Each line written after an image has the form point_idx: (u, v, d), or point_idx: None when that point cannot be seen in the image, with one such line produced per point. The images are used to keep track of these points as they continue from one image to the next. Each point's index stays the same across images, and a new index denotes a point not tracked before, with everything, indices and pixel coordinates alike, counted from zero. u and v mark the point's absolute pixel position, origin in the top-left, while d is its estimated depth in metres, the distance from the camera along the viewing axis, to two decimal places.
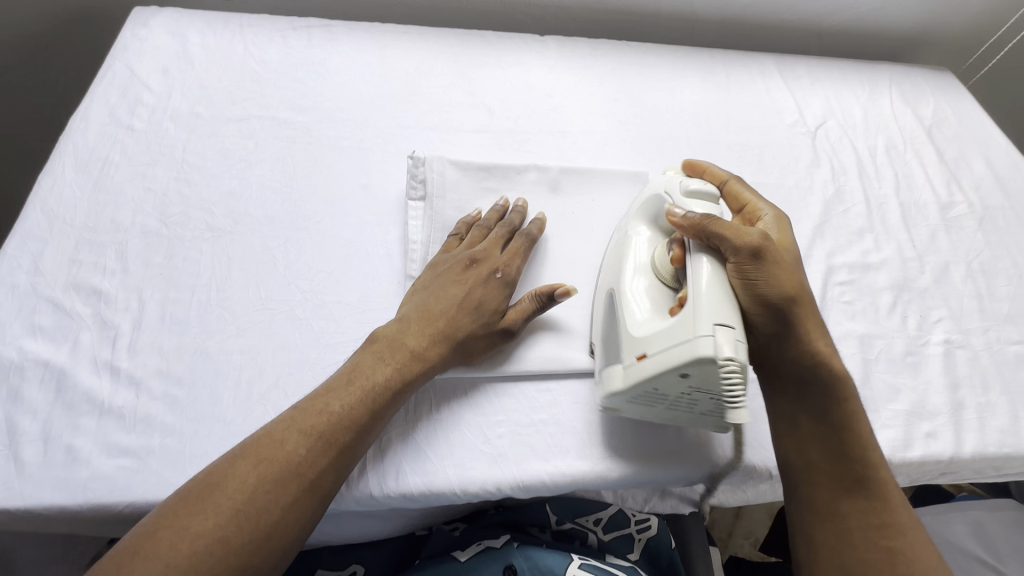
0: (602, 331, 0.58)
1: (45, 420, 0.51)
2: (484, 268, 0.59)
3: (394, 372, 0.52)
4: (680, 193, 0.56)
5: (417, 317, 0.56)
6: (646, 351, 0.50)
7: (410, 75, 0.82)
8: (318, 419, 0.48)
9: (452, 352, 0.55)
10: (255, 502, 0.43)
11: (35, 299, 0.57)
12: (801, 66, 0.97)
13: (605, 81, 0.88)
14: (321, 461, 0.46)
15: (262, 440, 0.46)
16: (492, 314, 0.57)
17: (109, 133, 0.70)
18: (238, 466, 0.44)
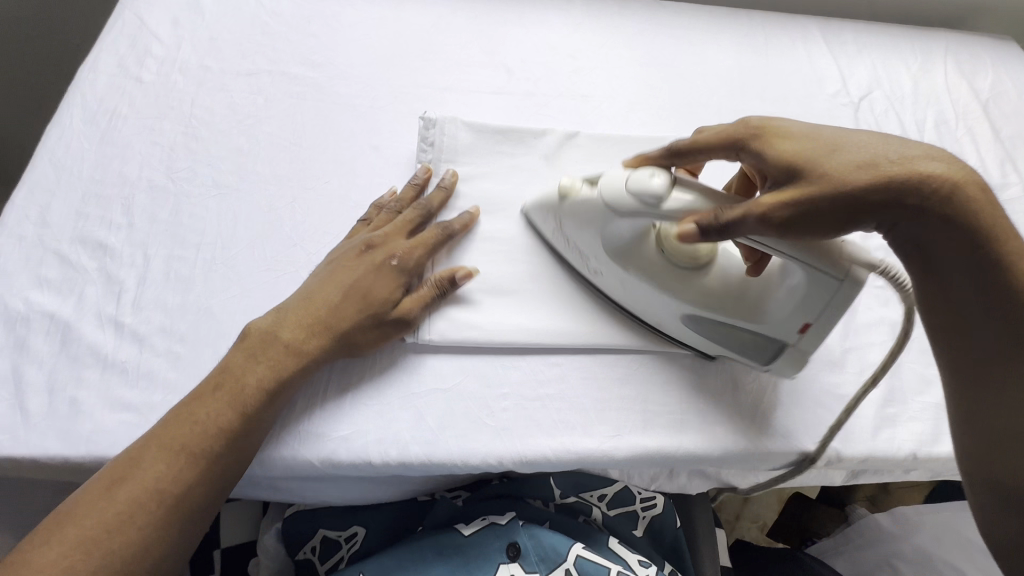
0: (706, 343, 0.56)
1: (50, 372, 0.51)
2: (379, 254, 0.56)
3: (267, 371, 0.50)
4: (653, 208, 0.48)
5: (297, 308, 0.53)
6: (807, 322, 0.50)
7: (427, 32, 0.78)
8: (179, 431, 0.46)
9: (337, 343, 0.52)
10: (118, 526, 0.43)
11: (42, 251, 0.57)
12: (847, 32, 0.90)
13: (634, 43, 0.83)
14: (184, 476, 0.45)
15: (121, 461, 0.45)
16: (382, 302, 0.54)
17: (117, 85, 0.68)
18: (88, 490, 0.44)
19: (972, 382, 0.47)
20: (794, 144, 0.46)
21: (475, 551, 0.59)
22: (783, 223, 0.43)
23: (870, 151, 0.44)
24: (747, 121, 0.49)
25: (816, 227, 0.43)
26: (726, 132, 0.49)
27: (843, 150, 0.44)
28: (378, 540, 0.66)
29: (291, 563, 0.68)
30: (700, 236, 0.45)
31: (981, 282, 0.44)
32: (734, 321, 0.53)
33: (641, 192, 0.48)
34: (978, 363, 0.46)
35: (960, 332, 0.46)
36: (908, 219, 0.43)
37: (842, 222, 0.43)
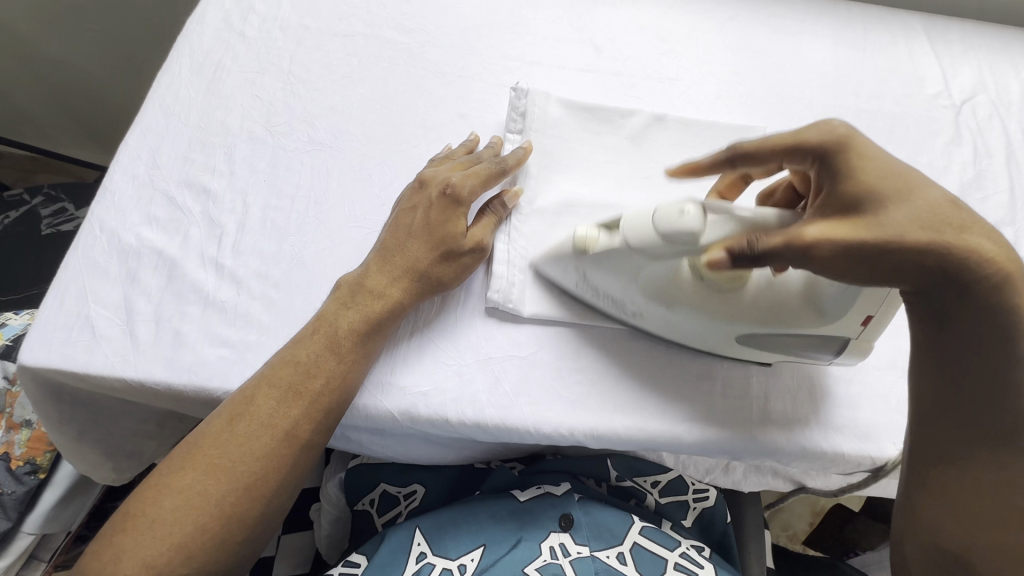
0: (782, 351, 0.53)
1: (158, 304, 0.54)
2: (432, 189, 0.57)
3: (359, 315, 0.52)
4: (691, 241, 0.47)
5: (376, 259, 0.55)
6: (868, 313, 0.48)
7: (518, 6, 0.78)
8: (290, 371, 0.49)
9: (417, 284, 0.54)
10: (244, 457, 0.46)
11: (152, 191, 0.60)
12: (954, 30, 0.85)
13: (725, 29, 0.81)
14: (294, 412, 0.48)
15: (236, 400, 0.48)
16: (456, 233, 0.56)
17: (222, 38, 0.70)
18: (211, 426, 0.47)
19: (948, 452, 0.48)
20: (870, 180, 0.43)
21: (530, 517, 0.60)
22: (821, 261, 0.42)
23: (935, 209, 0.42)
24: (834, 129, 0.46)
25: (860, 277, 0.43)
26: (800, 138, 0.47)
27: (910, 201, 0.42)
28: (434, 501, 0.67)
29: (351, 513, 0.72)
30: (729, 265, 0.44)
31: (989, 368, 0.44)
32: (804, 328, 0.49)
33: (675, 234, 0.46)
34: (962, 440, 0.47)
35: (951, 403, 0.47)
36: (942, 284, 0.43)
37: (884, 275, 0.42)
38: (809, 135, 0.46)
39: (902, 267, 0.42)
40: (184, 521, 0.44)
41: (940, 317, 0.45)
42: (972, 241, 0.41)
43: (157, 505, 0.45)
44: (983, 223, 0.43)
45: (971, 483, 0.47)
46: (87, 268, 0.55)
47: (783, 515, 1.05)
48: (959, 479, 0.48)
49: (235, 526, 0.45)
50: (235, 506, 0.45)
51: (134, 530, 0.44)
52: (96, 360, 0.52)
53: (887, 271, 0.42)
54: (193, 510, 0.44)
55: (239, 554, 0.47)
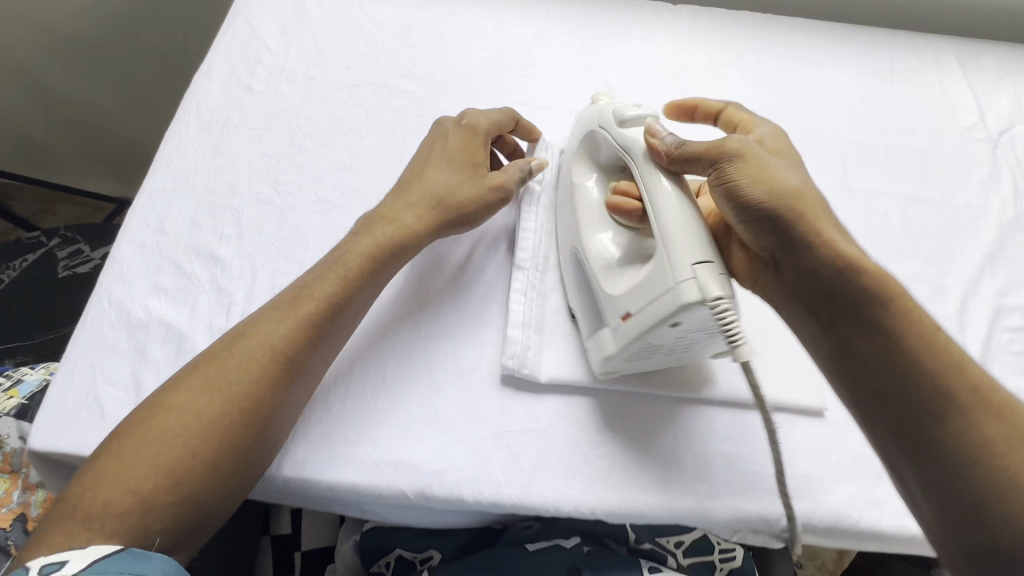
0: (590, 315, 0.55)
1: (166, 380, 0.53)
2: (449, 129, 0.61)
3: (370, 250, 0.54)
4: (622, 126, 0.54)
5: (397, 195, 0.58)
6: (630, 310, 0.49)
7: (528, 47, 0.77)
8: (303, 301, 0.50)
9: (431, 209, 0.57)
10: (240, 377, 0.47)
11: (161, 260, 0.59)
12: (987, 55, 0.81)
13: (744, 62, 0.78)
14: (298, 336, 0.49)
15: (245, 326, 0.50)
16: (475, 165, 0.59)
17: (230, 93, 0.69)
18: (215, 353, 0.48)
19: (902, 435, 0.45)
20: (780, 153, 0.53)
21: None
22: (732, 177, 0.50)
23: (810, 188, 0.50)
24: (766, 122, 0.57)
25: (689, 207, 0.48)
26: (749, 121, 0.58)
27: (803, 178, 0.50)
28: None
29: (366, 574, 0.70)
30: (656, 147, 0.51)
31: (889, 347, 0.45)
32: (602, 283, 0.53)
33: (617, 108, 0.56)
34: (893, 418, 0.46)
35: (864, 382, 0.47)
36: (795, 242, 0.48)
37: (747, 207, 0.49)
38: (756, 129, 0.57)
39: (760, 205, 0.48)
40: (174, 439, 0.44)
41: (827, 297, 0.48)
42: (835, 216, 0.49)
43: (151, 426, 0.44)
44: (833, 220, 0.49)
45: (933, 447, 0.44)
46: (95, 344, 0.54)
47: None
48: (926, 453, 0.44)
49: (227, 448, 0.45)
50: (229, 425, 0.45)
51: (123, 450, 0.43)
52: (104, 443, 0.50)
53: (749, 203, 0.49)
54: (189, 430, 0.44)
55: (230, 488, 0.45)
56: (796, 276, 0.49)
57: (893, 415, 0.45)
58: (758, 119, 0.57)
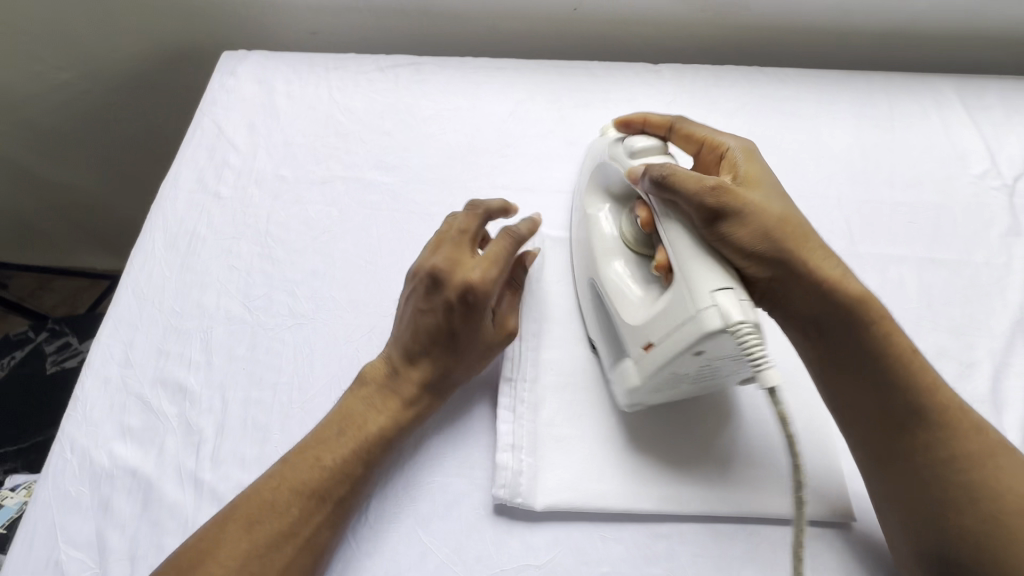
0: (610, 335, 0.55)
1: (133, 537, 0.49)
2: (449, 291, 0.51)
3: (388, 419, 0.51)
4: (627, 160, 0.55)
5: (403, 361, 0.53)
6: (652, 340, 0.48)
7: (505, 124, 0.73)
8: (311, 474, 0.47)
9: (445, 381, 0.53)
10: (264, 567, 0.43)
11: (127, 396, 0.55)
12: (992, 92, 0.77)
13: (734, 121, 0.74)
14: (319, 515, 0.46)
15: (260, 489, 0.46)
16: (484, 336, 0.53)
17: (197, 202, 0.67)
18: (228, 530, 0.44)
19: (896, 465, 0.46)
20: (760, 191, 0.51)
21: None
22: (725, 225, 0.47)
23: (793, 221, 0.50)
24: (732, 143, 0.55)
25: (714, 256, 0.46)
26: (716, 148, 0.56)
27: (785, 226, 0.48)
28: None
29: None
30: (648, 181, 0.50)
31: (886, 390, 0.47)
32: (621, 306, 0.53)
33: (624, 146, 0.57)
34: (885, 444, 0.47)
35: (871, 417, 0.47)
36: (798, 278, 0.48)
37: (736, 250, 0.46)
38: (724, 141, 0.55)
39: (756, 247, 0.47)
40: None
41: (821, 332, 0.49)
42: (816, 254, 0.48)
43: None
44: (828, 252, 0.49)
45: (933, 495, 0.44)
46: (57, 501, 0.50)
47: None
48: (914, 497, 0.45)
49: None
50: None
51: None
52: None
53: (744, 244, 0.46)
54: None
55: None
56: (796, 314, 0.50)
57: (886, 459, 0.47)
58: (720, 135, 0.56)
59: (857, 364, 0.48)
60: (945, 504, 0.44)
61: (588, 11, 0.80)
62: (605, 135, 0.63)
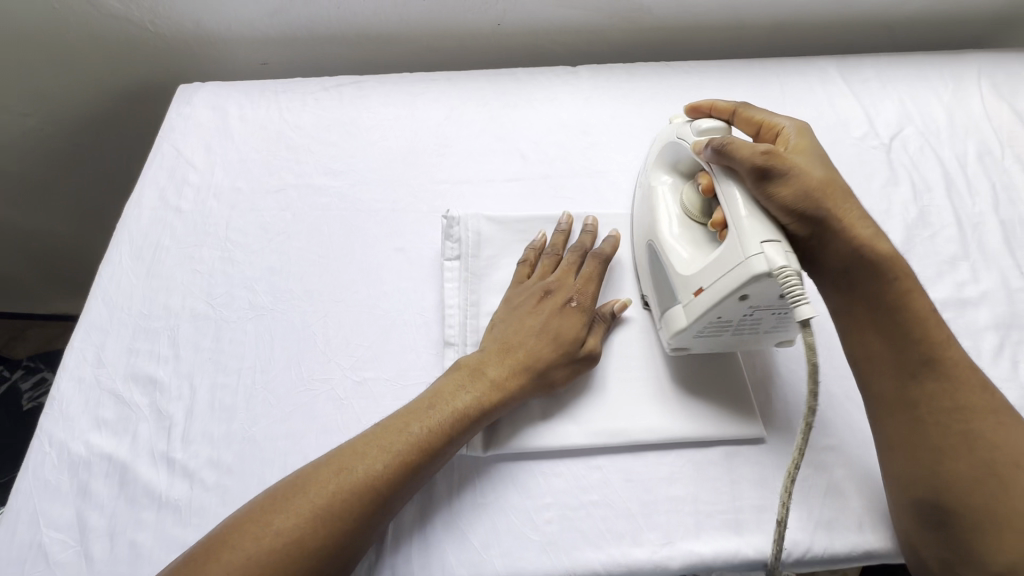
0: (666, 294, 0.59)
1: (111, 515, 0.53)
2: (560, 298, 0.60)
3: (475, 397, 0.54)
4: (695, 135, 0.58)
5: (497, 349, 0.58)
6: (702, 285, 0.53)
7: (441, 127, 0.81)
8: (398, 438, 0.51)
9: (537, 383, 0.57)
10: (328, 521, 0.46)
11: (99, 392, 0.60)
12: (868, 67, 0.87)
13: (645, 109, 0.83)
14: (395, 480, 0.49)
15: (343, 452, 0.50)
16: (574, 339, 0.58)
17: (160, 217, 0.72)
18: (303, 491, 0.48)
19: (913, 415, 0.49)
20: (809, 162, 0.54)
21: None
22: (772, 189, 0.51)
23: (838, 188, 0.53)
24: (789, 123, 0.59)
25: (762, 214, 0.51)
26: (771, 128, 0.59)
27: (828, 190, 0.52)
28: None
29: None
30: (710, 152, 0.54)
31: (923, 346, 0.50)
32: (672, 262, 0.57)
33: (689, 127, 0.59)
34: (902, 393, 0.50)
35: (902, 368, 0.50)
36: (837, 236, 0.52)
37: (784, 209, 0.51)
38: (779, 122, 0.59)
39: (803, 207, 0.51)
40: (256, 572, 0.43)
41: (853, 285, 0.53)
42: (856, 217, 0.52)
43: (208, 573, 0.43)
44: (867, 216, 0.53)
45: (939, 444, 0.48)
46: (37, 489, 0.54)
47: None
48: (923, 450, 0.49)
49: None
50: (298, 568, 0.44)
51: None
52: None
53: (792, 204, 0.51)
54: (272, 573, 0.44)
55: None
56: (829, 269, 0.53)
57: (901, 405, 0.50)
58: (777, 117, 0.59)
59: (887, 320, 0.51)
60: (946, 455, 0.48)
61: (509, 25, 0.89)
62: (673, 121, 0.64)
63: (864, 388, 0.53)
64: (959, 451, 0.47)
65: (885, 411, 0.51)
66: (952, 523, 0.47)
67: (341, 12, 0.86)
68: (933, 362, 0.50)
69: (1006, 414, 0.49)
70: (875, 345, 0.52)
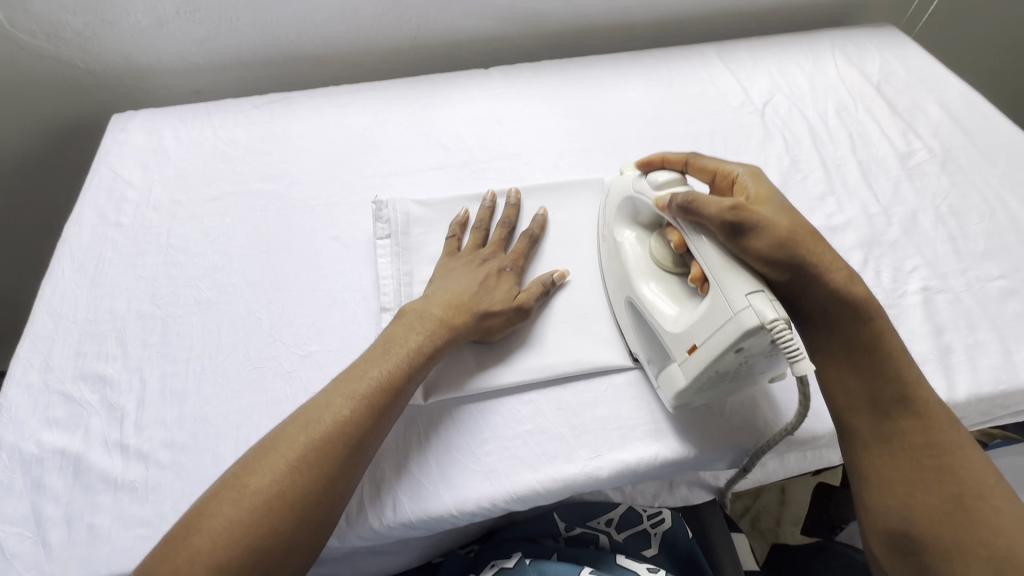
0: (658, 352, 0.59)
1: (66, 504, 0.55)
2: (495, 266, 0.67)
3: (427, 338, 0.59)
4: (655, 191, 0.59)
5: (442, 293, 0.63)
6: (697, 343, 0.53)
7: (368, 129, 0.88)
8: (359, 383, 0.54)
9: (478, 323, 0.62)
10: (306, 468, 0.49)
11: (49, 394, 0.62)
12: (741, 48, 1.00)
13: (553, 98, 0.93)
14: (363, 420, 0.52)
15: (309, 407, 0.53)
16: (508, 295, 0.64)
17: (101, 232, 0.76)
18: (275, 450, 0.50)
19: (885, 447, 0.54)
20: (774, 207, 0.55)
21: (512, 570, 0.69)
22: (747, 241, 0.52)
23: (808, 231, 0.55)
24: (743, 169, 0.60)
25: (741, 268, 0.51)
26: (727, 175, 0.60)
27: (801, 235, 0.53)
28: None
29: None
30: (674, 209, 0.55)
31: (897, 385, 0.54)
32: (661, 322, 0.57)
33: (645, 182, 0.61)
34: (878, 427, 0.55)
35: (879, 407, 0.55)
36: (815, 277, 0.54)
37: (761, 260, 0.52)
38: (732, 169, 0.60)
39: (780, 256, 0.52)
40: (240, 528, 0.45)
41: (829, 321, 0.56)
42: (829, 257, 0.54)
43: (191, 546, 0.45)
44: (837, 257, 0.55)
45: (911, 475, 0.53)
46: None
47: (791, 509, 1.07)
48: (899, 479, 0.53)
49: (291, 526, 0.47)
50: (281, 519, 0.47)
51: (195, 551, 0.44)
52: None
53: (768, 255, 0.52)
54: (255, 525, 0.46)
55: (293, 567, 0.47)
56: (812, 307, 0.55)
57: (879, 439, 0.55)
58: (729, 164, 0.61)
59: (865, 359, 0.55)
60: (918, 485, 0.52)
61: (424, 38, 0.98)
62: (628, 175, 0.66)
63: (843, 426, 0.57)
64: (929, 485, 0.52)
65: (864, 446, 0.55)
66: (921, 549, 0.51)
67: (266, 36, 0.93)
68: (907, 402, 0.54)
69: (973, 448, 0.54)
70: (851, 379, 0.56)
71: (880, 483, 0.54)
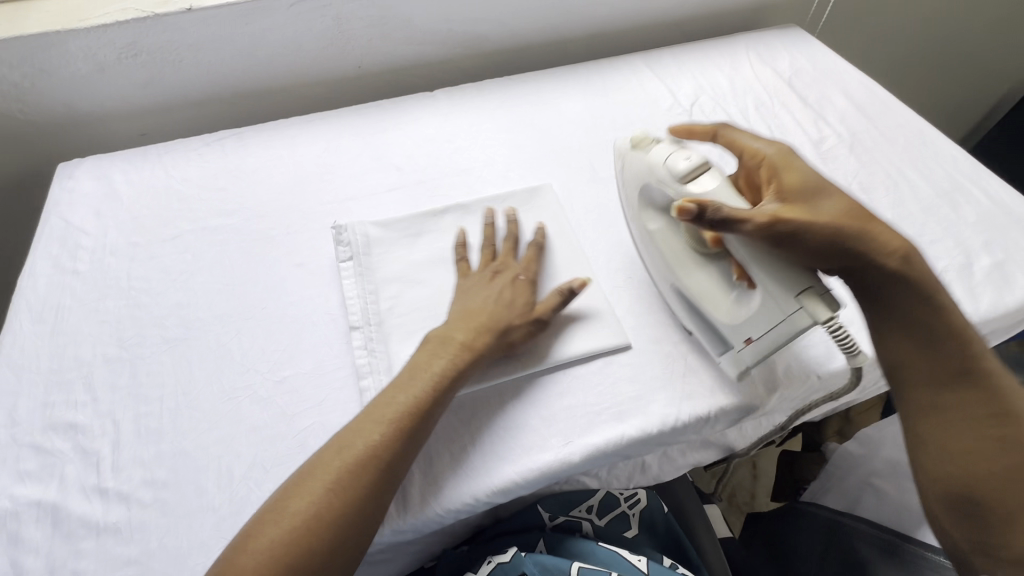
0: (708, 335, 0.66)
1: (48, 555, 0.55)
2: (508, 276, 0.70)
3: (450, 361, 0.61)
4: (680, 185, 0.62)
5: (461, 317, 0.65)
6: (752, 336, 0.60)
7: (321, 158, 0.91)
8: (388, 408, 0.57)
9: (500, 340, 0.64)
10: (339, 492, 0.52)
11: (18, 448, 0.61)
12: (666, 56, 1.08)
13: (497, 114, 0.98)
14: (394, 443, 0.55)
15: (342, 436, 0.56)
16: (526, 308, 0.67)
17: (57, 281, 0.75)
18: (311, 478, 0.53)
19: (944, 417, 0.59)
20: (812, 191, 0.59)
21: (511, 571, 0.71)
22: (787, 236, 0.56)
23: (852, 210, 0.58)
24: (775, 147, 0.64)
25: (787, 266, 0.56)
26: (756, 155, 0.65)
27: (844, 217, 0.57)
28: None
29: None
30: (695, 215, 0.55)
31: (954, 354, 0.59)
32: (711, 313, 0.63)
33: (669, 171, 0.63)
34: (943, 396, 0.59)
35: (943, 378, 0.59)
36: (862, 256, 0.58)
37: (811, 247, 0.56)
38: (760, 148, 0.64)
39: (825, 243, 0.56)
40: (284, 552, 0.49)
41: (879, 295, 0.60)
42: (877, 231, 0.58)
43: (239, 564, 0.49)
44: (884, 229, 0.59)
45: (973, 444, 0.57)
46: None
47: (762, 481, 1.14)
48: (959, 447, 0.58)
49: (327, 543, 0.50)
50: (320, 539, 0.50)
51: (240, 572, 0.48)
52: None
53: (813, 244, 0.56)
54: (292, 547, 0.49)
55: None
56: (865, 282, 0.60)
57: (939, 409, 0.59)
58: (757, 142, 0.65)
59: (933, 334, 0.59)
60: (978, 454, 0.57)
61: (368, 66, 1.01)
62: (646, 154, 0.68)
63: (904, 396, 0.61)
64: (985, 452, 0.57)
65: (922, 416, 0.60)
66: (984, 512, 0.56)
67: (211, 76, 0.95)
68: (969, 371, 0.59)
69: None
70: (907, 347, 0.60)
71: (942, 450, 0.58)
